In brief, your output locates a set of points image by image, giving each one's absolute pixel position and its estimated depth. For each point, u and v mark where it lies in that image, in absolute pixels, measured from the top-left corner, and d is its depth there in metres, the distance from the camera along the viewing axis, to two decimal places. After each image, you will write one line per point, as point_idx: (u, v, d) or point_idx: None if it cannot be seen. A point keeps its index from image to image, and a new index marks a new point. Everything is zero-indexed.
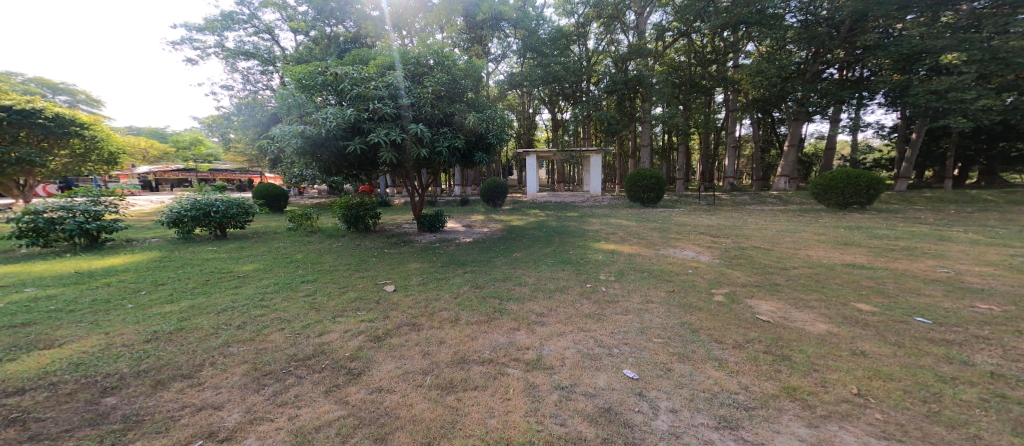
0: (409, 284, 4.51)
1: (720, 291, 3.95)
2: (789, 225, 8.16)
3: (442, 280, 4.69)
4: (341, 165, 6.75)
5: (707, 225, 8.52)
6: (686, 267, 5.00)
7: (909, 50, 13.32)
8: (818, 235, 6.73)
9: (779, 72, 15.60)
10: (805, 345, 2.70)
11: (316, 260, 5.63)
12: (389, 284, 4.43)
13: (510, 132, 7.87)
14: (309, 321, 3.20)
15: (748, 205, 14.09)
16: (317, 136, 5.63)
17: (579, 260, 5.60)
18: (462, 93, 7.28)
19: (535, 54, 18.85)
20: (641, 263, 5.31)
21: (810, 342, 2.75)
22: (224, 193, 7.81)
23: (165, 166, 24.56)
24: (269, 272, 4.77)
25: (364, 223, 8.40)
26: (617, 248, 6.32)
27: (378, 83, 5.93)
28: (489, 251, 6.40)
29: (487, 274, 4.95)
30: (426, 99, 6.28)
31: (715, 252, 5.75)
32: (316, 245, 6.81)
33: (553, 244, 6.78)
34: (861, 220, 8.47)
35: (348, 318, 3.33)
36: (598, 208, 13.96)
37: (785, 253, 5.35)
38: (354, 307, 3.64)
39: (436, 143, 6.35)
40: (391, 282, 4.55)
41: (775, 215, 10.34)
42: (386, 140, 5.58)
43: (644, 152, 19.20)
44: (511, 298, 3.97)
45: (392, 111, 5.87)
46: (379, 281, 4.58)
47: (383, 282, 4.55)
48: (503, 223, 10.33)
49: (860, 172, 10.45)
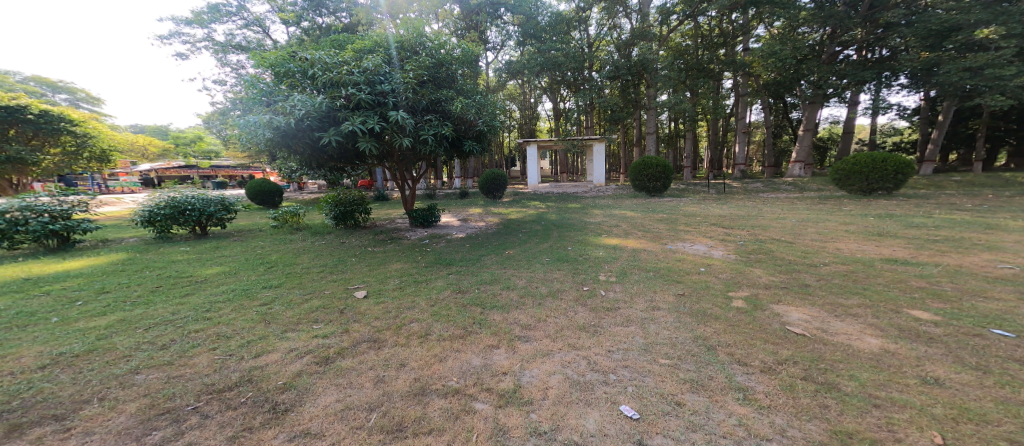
0: (386, 286, 4.04)
1: (739, 294, 3.38)
2: (810, 214, 7.49)
3: (421, 284, 4.18)
4: (322, 159, 6.22)
5: (719, 215, 7.90)
6: (697, 264, 4.43)
7: (939, 25, 12.35)
8: (845, 225, 6.08)
9: (794, 53, 14.65)
10: (857, 370, 2.15)
11: (291, 260, 5.15)
12: (363, 288, 3.95)
13: (503, 119, 7.34)
14: (253, 335, 2.74)
15: (762, 193, 13.36)
16: (286, 127, 5.07)
17: (577, 258, 5.06)
18: (449, 79, 6.79)
19: (534, 40, 18.09)
20: (646, 261, 4.75)
21: (862, 365, 2.19)
22: (201, 190, 7.35)
23: (166, 163, 24.42)
24: (232, 275, 4.29)
25: (353, 218, 7.96)
26: (620, 243, 5.76)
27: (352, 68, 5.39)
28: (480, 248, 5.87)
29: (473, 276, 4.43)
30: (408, 84, 5.71)
31: (729, 246, 5.16)
32: (297, 244, 6.37)
33: (550, 239, 6.24)
34: (890, 207, 7.79)
35: (299, 332, 2.86)
36: (602, 198, 13.35)
37: (811, 246, 4.75)
38: (311, 317, 3.15)
39: (420, 133, 5.78)
40: (366, 285, 4.08)
41: (792, 203, 9.66)
42: (363, 128, 4.98)
43: (649, 140, 18.44)
44: (494, 306, 3.45)
45: (368, 97, 5.30)
46: (354, 283, 4.11)
47: (358, 285, 4.06)
48: (500, 216, 9.79)
49: (887, 155, 9.68)
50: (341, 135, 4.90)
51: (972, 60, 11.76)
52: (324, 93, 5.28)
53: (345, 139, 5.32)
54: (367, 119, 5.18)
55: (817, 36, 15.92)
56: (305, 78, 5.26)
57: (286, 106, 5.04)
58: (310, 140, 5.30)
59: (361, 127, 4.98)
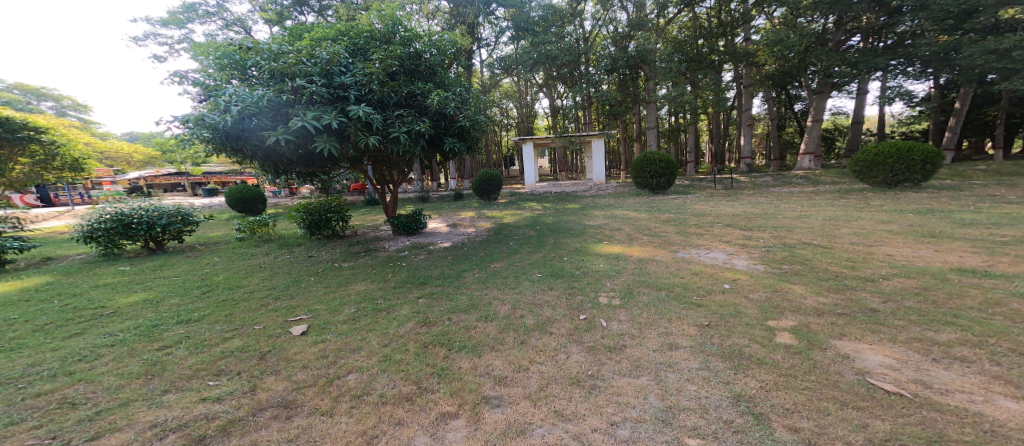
0: (337, 315, 3.28)
1: (784, 326, 2.65)
2: (837, 211, 6.70)
3: (380, 313, 3.38)
4: (282, 162, 5.50)
5: (732, 214, 7.13)
6: (720, 279, 3.65)
7: (958, 7, 11.06)
8: (884, 224, 5.28)
9: (802, 41, 13.73)
10: None
11: (238, 280, 4.33)
12: (308, 318, 3.19)
13: (486, 114, 6.57)
14: (113, 400, 2.01)
15: (772, 187, 12.55)
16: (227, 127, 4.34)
17: (574, 272, 4.29)
18: (422, 71, 6.04)
19: (527, 34, 17.27)
20: (656, 275, 3.99)
21: None
22: (153, 200, 6.52)
23: (156, 171, 23.86)
24: (154, 304, 3.50)
25: (328, 227, 7.19)
26: (624, 251, 4.99)
27: (303, 57, 4.63)
28: (463, 261, 5.09)
29: (447, 301, 3.65)
30: (374, 76, 4.95)
31: (753, 253, 4.39)
32: (256, 258, 5.60)
33: (545, 248, 5.48)
34: (925, 202, 7.02)
35: (183, 392, 2.10)
36: (603, 197, 12.55)
37: (854, 253, 4.01)
38: (215, 366, 2.37)
39: (389, 131, 5.01)
40: (314, 313, 3.30)
41: (810, 199, 8.88)
42: (315, 124, 4.18)
43: (650, 135, 17.48)
44: (463, 347, 2.70)
45: (325, 90, 4.54)
46: (302, 311, 3.34)
47: (303, 313, 3.28)
48: (492, 220, 9.02)
49: (914, 144, 8.82)
50: (286, 135, 4.11)
51: (998, 42, 10.51)
52: (272, 87, 4.54)
53: (297, 139, 4.54)
54: (322, 114, 4.40)
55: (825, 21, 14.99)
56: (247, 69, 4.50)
57: (225, 102, 4.32)
58: (257, 141, 4.54)
59: (314, 122, 4.18)
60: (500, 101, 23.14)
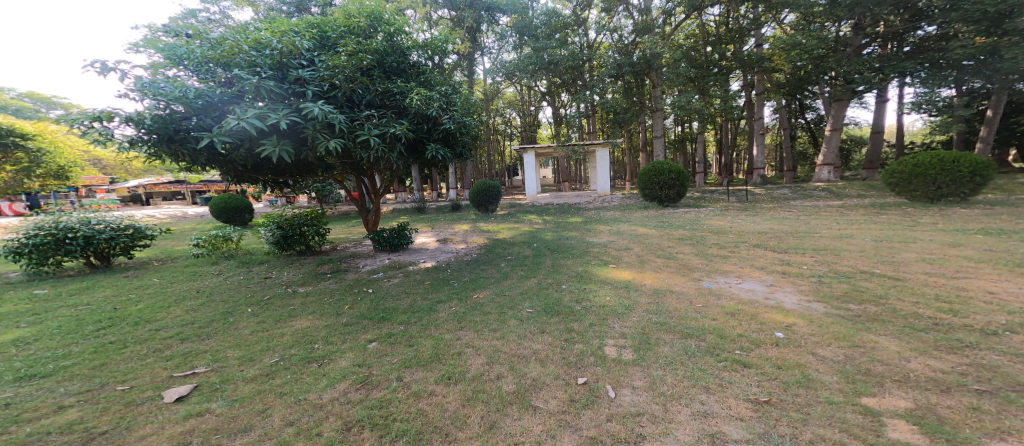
0: (249, 367, 2.43)
1: (901, 408, 1.86)
2: (882, 229, 5.79)
3: (308, 363, 2.52)
4: (233, 170, 4.62)
5: (758, 232, 6.24)
6: (773, 325, 2.77)
7: (995, 7, 10.02)
8: (953, 248, 4.37)
9: (821, 45, 12.79)
10: None
11: (162, 307, 3.53)
12: (205, 372, 2.35)
13: (475, 117, 5.68)
14: None
15: (791, 200, 11.62)
16: (144, 127, 3.44)
17: (573, 306, 3.42)
18: (400, 68, 5.21)
19: (531, 41, 16.59)
20: (683, 313, 3.12)
21: None
22: (98, 211, 5.76)
23: (155, 179, 23.59)
24: (18, 345, 2.70)
25: (304, 243, 6.40)
26: (634, 277, 4.11)
27: (251, 45, 3.77)
28: (443, 287, 4.26)
29: (407, 348, 2.80)
30: (338, 69, 4.08)
31: (802, 285, 3.49)
32: (206, 278, 4.83)
33: (541, 271, 4.62)
34: (982, 220, 6.10)
35: None
36: (608, 210, 11.71)
37: (941, 289, 3.13)
38: None
39: (357, 134, 4.09)
40: (218, 364, 2.45)
41: (842, 214, 7.95)
42: (257, 124, 3.26)
43: (658, 145, 16.62)
44: (404, 435, 1.84)
45: (275, 84, 3.65)
46: (202, 360, 2.50)
47: (202, 363, 2.44)
48: (487, 234, 8.19)
49: (958, 155, 7.85)
50: (216, 139, 3.18)
51: None
52: (210, 80, 3.67)
53: (238, 141, 3.62)
54: (269, 111, 3.47)
55: (842, 26, 14.02)
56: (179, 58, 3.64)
57: (146, 97, 3.43)
58: (188, 146, 3.62)
59: (256, 121, 3.26)
60: (501, 110, 22.51)
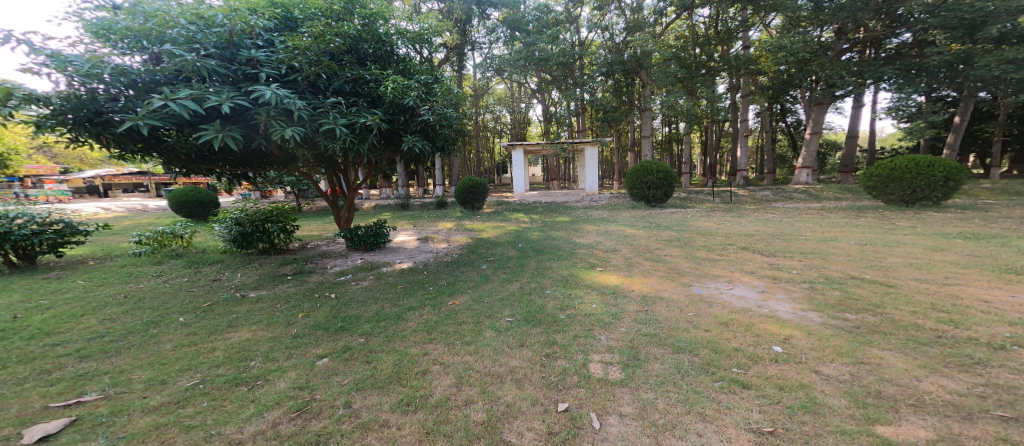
0: (155, 393, 2.05)
1: (923, 440, 1.62)
2: (866, 232, 5.75)
3: (233, 386, 2.14)
4: (179, 162, 4.08)
5: (745, 234, 6.12)
6: (773, 338, 2.52)
7: (972, 15, 10.29)
8: (938, 252, 4.29)
9: (806, 48, 12.94)
10: None
11: (80, 318, 3.08)
12: (94, 401, 1.97)
13: (458, 110, 5.13)
14: None
15: (774, 201, 11.71)
16: (58, 109, 2.95)
17: (556, 315, 3.12)
18: (375, 53, 4.68)
19: (519, 35, 16.19)
20: (676, 324, 2.85)
21: None
22: (22, 204, 5.13)
23: (118, 169, 22.13)
24: None
25: (265, 241, 5.84)
26: (622, 282, 3.84)
27: (191, 17, 3.25)
28: (416, 292, 3.89)
29: (362, 366, 2.43)
30: (298, 50, 3.55)
31: (797, 291, 3.28)
32: (147, 279, 4.33)
33: (524, 274, 4.31)
34: (959, 224, 6.16)
35: None
36: (594, 209, 11.54)
37: (942, 297, 2.95)
38: None
39: (319, 122, 3.57)
40: (115, 390, 2.07)
41: (824, 216, 7.97)
42: (189, 107, 2.77)
43: (645, 145, 16.56)
44: None
45: (218, 64, 3.15)
46: (97, 384, 2.12)
47: (94, 389, 2.07)
48: (471, 233, 7.83)
49: (933, 159, 7.98)
50: (138, 123, 2.69)
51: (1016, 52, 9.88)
52: (140, 56, 3.14)
53: (172, 126, 3.13)
54: (208, 93, 2.99)
55: (825, 30, 14.21)
56: (103, 29, 3.12)
57: (57, 73, 2.91)
58: (112, 131, 3.10)
59: (188, 103, 2.77)
60: (489, 107, 22.13)
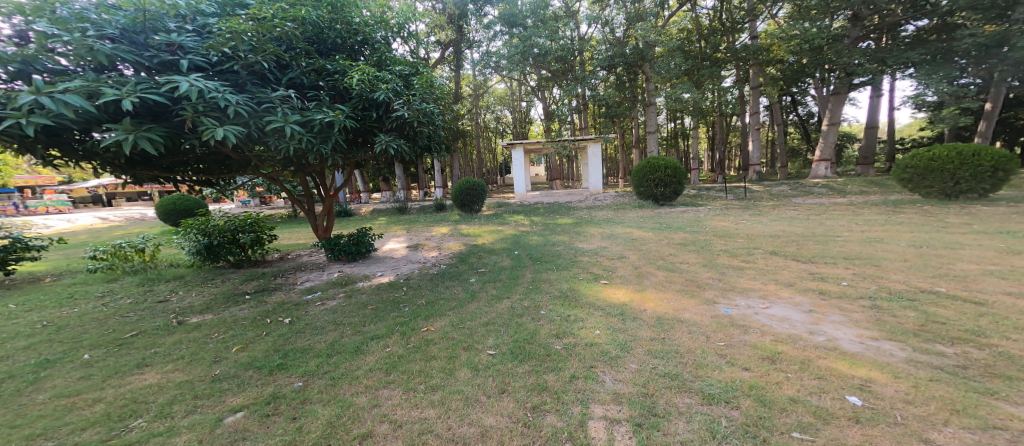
0: None
1: None
2: (913, 231, 5.02)
3: None
4: (114, 170, 3.53)
5: (771, 234, 5.42)
6: (846, 383, 1.84)
7: None
8: (1016, 256, 3.59)
9: (823, 34, 11.97)
10: None
11: None
12: None
13: (442, 105, 4.44)
14: None
15: (793, 197, 10.90)
16: None
17: (551, 347, 2.47)
18: (342, 42, 4.04)
19: (516, 30, 15.51)
20: (705, 360, 2.18)
21: None
22: None
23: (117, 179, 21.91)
24: None
25: (233, 254, 5.26)
26: (634, 299, 3.18)
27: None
28: (388, 314, 3.28)
29: (285, 425, 1.81)
30: (232, 34, 2.94)
31: (857, 310, 2.60)
32: (86, 301, 3.81)
33: (517, 290, 3.66)
34: (1018, 219, 5.41)
35: None
36: (599, 210, 10.86)
37: None
38: None
39: (263, 119, 2.97)
40: None
41: (855, 212, 7.21)
42: (72, 103, 2.18)
43: (651, 141, 15.79)
44: None
45: (125, 50, 2.58)
46: None
47: None
48: (466, 239, 7.22)
49: (978, 148, 7.16)
50: (6, 124, 2.12)
51: None
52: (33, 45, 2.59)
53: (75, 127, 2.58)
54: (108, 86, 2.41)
55: (839, 18, 13.18)
56: None
57: None
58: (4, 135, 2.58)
59: (71, 98, 2.19)
60: (489, 107, 21.53)
